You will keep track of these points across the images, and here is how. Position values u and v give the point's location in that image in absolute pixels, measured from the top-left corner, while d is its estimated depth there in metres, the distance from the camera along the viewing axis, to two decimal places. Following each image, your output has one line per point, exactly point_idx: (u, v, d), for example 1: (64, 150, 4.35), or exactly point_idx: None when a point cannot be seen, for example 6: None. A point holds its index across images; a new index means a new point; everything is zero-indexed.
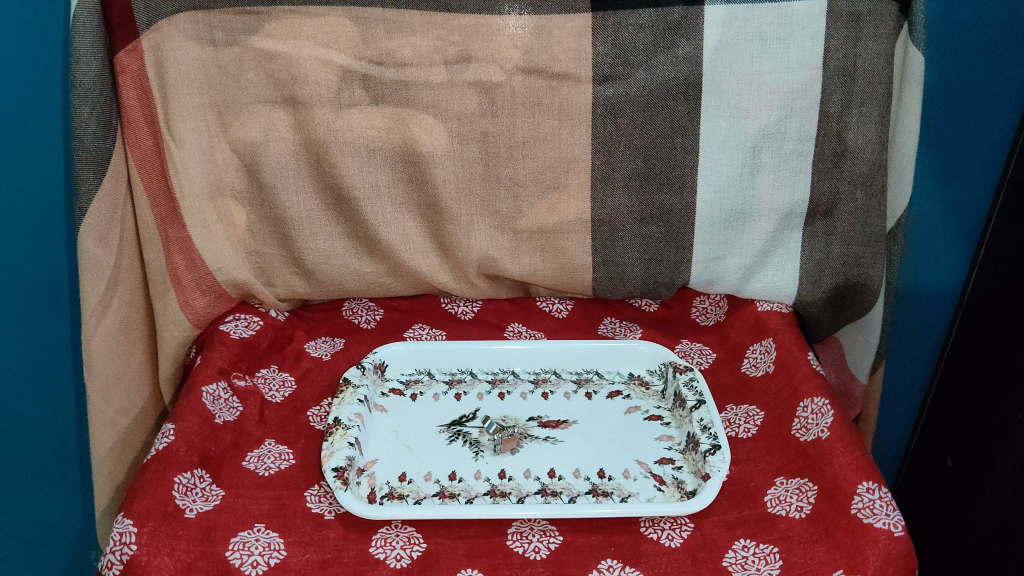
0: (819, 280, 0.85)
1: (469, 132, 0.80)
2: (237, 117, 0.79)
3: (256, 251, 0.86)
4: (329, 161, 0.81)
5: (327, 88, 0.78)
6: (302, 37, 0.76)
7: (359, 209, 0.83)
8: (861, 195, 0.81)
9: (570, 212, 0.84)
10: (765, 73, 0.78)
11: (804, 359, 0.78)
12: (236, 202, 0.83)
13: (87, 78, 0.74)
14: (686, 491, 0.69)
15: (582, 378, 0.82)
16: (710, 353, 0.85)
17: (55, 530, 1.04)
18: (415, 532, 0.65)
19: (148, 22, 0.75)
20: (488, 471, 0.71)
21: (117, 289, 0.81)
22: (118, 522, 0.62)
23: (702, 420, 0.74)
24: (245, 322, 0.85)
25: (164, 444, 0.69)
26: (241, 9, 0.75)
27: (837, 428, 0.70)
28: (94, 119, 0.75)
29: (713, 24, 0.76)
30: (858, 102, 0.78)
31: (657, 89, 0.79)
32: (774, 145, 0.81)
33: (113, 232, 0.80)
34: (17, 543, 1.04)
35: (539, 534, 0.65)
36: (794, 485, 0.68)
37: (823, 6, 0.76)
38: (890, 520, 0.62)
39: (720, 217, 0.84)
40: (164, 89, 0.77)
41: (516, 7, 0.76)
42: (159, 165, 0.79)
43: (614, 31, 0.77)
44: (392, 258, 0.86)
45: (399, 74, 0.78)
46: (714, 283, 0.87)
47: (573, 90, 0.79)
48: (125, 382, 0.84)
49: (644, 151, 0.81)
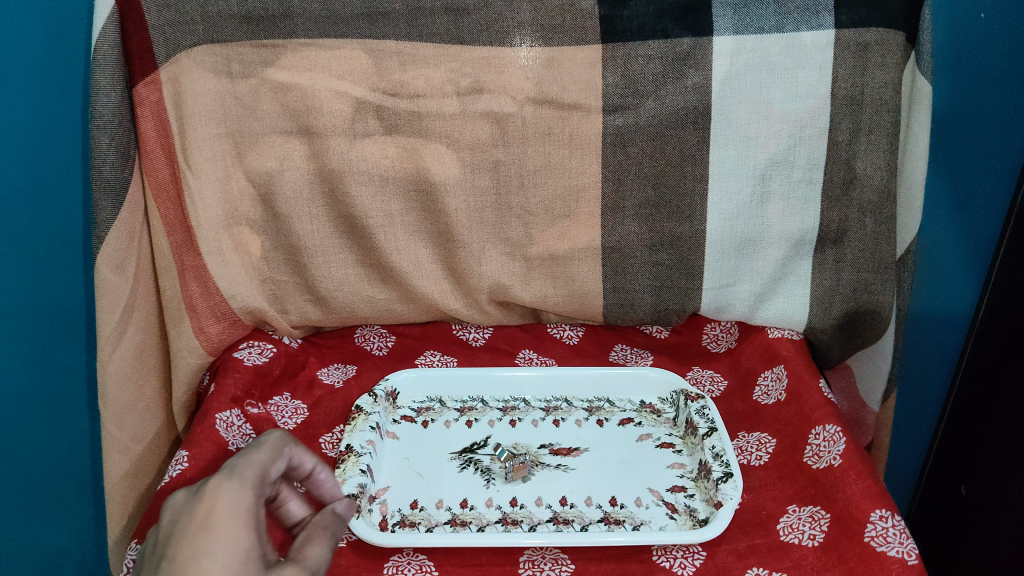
0: (829, 308, 0.85)
1: (481, 161, 0.82)
2: (254, 147, 0.81)
3: (270, 279, 0.87)
4: (343, 190, 0.82)
5: (342, 119, 0.79)
6: (317, 69, 0.78)
7: (372, 236, 0.84)
8: (871, 223, 0.82)
9: (581, 239, 0.85)
10: (773, 102, 0.79)
11: (815, 386, 0.78)
12: (250, 231, 0.84)
13: (106, 109, 0.75)
14: (698, 519, 0.69)
15: (593, 405, 0.82)
16: (722, 381, 0.85)
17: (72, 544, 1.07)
18: (427, 560, 0.65)
19: (167, 55, 0.76)
20: (499, 499, 0.71)
21: (132, 316, 0.82)
22: (131, 548, 0.63)
23: (714, 447, 0.73)
24: (258, 349, 0.86)
25: (178, 471, 0.69)
26: (259, 42, 0.77)
27: (850, 456, 0.69)
28: (114, 150, 0.77)
29: (722, 54, 0.78)
30: (865, 131, 0.79)
31: (666, 118, 0.80)
32: (783, 173, 0.81)
33: (129, 260, 0.81)
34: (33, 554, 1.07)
35: (551, 563, 0.65)
36: (807, 513, 0.68)
37: (830, 36, 0.77)
38: (904, 548, 0.62)
39: (730, 245, 0.84)
40: (181, 120, 0.78)
41: (528, 39, 0.78)
42: (176, 195, 0.80)
43: (624, 62, 0.78)
44: (405, 284, 0.87)
45: (412, 105, 0.79)
46: (724, 309, 0.88)
47: (583, 120, 0.80)
48: (139, 409, 0.85)
49: (653, 180, 0.82)
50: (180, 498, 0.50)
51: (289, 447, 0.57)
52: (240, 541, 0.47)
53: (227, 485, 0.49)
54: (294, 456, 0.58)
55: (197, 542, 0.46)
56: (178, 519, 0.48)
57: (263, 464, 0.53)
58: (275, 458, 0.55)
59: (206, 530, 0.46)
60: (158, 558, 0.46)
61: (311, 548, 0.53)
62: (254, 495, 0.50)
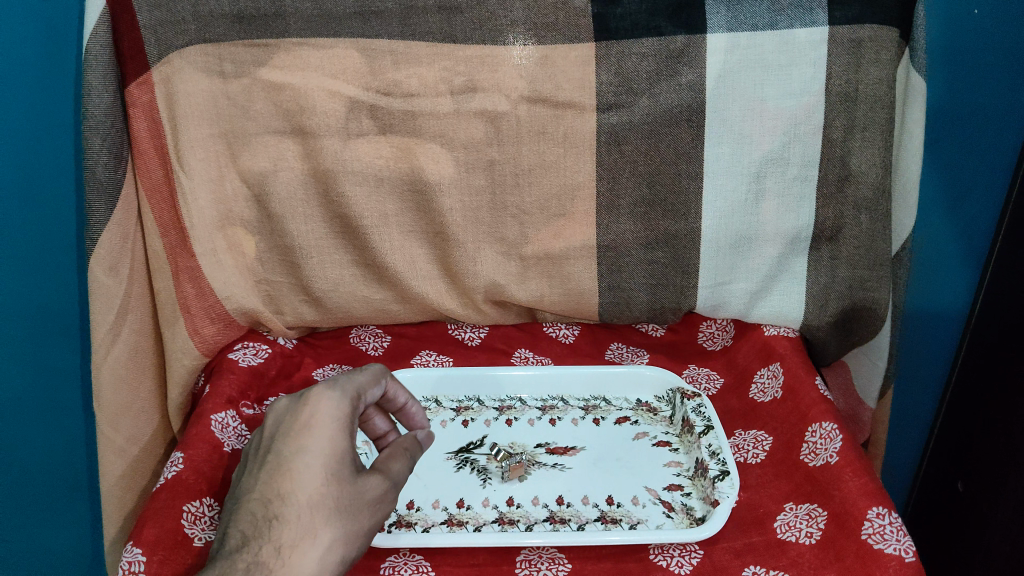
0: (825, 305, 0.85)
1: (475, 160, 0.81)
2: (247, 147, 0.80)
3: (265, 280, 0.86)
4: (337, 190, 0.82)
5: (335, 118, 0.79)
6: (309, 69, 0.78)
7: (366, 236, 0.84)
8: (866, 220, 0.81)
9: (576, 238, 0.85)
10: (768, 99, 0.79)
11: (811, 383, 0.78)
12: (244, 231, 0.84)
13: (98, 110, 0.75)
14: (695, 517, 0.69)
15: (589, 404, 0.82)
16: (718, 379, 0.85)
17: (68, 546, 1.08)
18: (423, 561, 0.64)
19: (159, 55, 0.76)
20: (496, 499, 0.71)
21: (127, 317, 0.82)
22: (127, 550, 0.63)
23: (711, 446, 0.73)
24: (253, 350, 0.86)
25: (173, 473, 0.69)
26: (251, 42, 0.77)
27: (846, 453, 0.69)
28: (106, 151, 0.77)
29: (716, 51, 0.77)
30: (860, 127, 0.79)
31: (661, 116, 0.79)
32: (778, 171, 0.81)
33: (123, 262, 0.80)
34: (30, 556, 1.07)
35: (547, 562, 0.64)
36: (803, 511, 0.68)
37: (824, 33, 0.77)
38: (901, 545, 0.62)
39: (725, 242, 0.84)
40: (174, 121, 0.78)
41: (521, 37, 0.78)
42: (169, 196, 0.80)
43: (618, 60, 0.78)
44: (400, 284, 0.87)
45: (405, 104, 0.79)
46: (720, 307, 0.87)
47: (577, 119, 0.80)
48: (135, 410, 0.85)
49: (648, 178, 0.82)
50: (284, 403, 0.60)
51: (388, 379, 0.65)
52: (337, 443, 0.57)
53: (330, 398, 0.58)
54: (392, 390, 0.66)
55: (301, 440, 0.56)
56: (283, 421, 0.58)
57: (361, 387, 0.61)
58: (374, 383, 0.63)
59: (306, 432, 0.57)
60: (265, 452, 0.58)
61: (394, 463, 0.61)
62: (349, 411, 0.59)
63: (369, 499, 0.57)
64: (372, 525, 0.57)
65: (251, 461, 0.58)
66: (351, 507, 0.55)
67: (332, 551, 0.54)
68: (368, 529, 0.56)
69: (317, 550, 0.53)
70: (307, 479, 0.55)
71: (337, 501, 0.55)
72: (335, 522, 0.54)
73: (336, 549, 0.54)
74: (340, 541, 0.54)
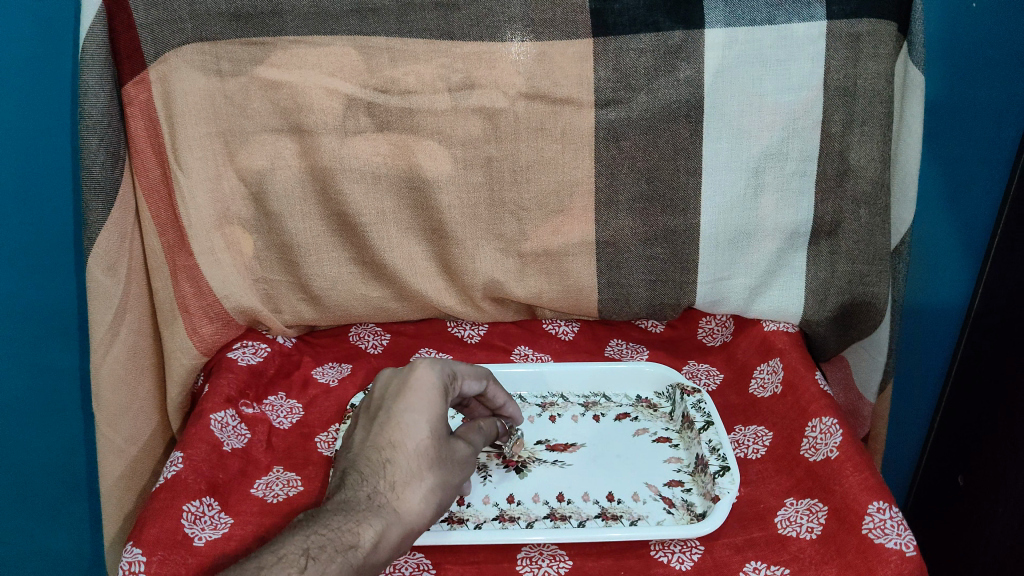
0: (825, 300, 0.85)
1: (473, 157, 0.81)
2: (244, 146, 0.80)
3: (264, 278, 0.86)
4: (336, 188, 0.81)
5: (333, 115, 0.79)
6: (307, 66, 0.77)
7: (365, 233, 0.84)
8: (865, 214, 0.81)
9: (575, 234, 0.84)
10: (766, 94, 0.78)
11: (811, 378, 0.78)
12: (242, 230, 0.84)
13: (96, 110, 0.75)
14: (695, 513, 0.69)
15: (590, 401, 0.82)
16: (717, 374, 0.86)
17: (70, 545, 1.08)
18: (424, 558, 0.64)
19: (155, 54, 0.76)
20: (496, 496, 0.71)
21: (125, 317, 0.82)
22: (127, 551, 0.63)
23: (711, 441, 0.73)
24: (252, 349, 0.85)
25: (172, 472, 0.69)
26: (248, 40, 0.76)
27: (846, 448, 0.69)
28: (103, 151, 0.77)
29: (714, 46, 0.77)
30: (859, 121, 0.79)
31: (659, 111, 0.79)
32: (777, 166, 0.81)
33: (121, 261, 0.80)
34: (32, 554, 1.08)
35: (548, 559, 0.64)
36: (804, 506, 0.68)
37: (822, 28, 0.77)
38: (902, 540, 0.62)
39: (725, 238, 0.84)
40: (171, 119, 0.78)
41: (519, 33, 0.77)
42: (167, 195, 0.80)
43: (616, 55, 0.78)
44: (399, 281, 0.87)
45: (403, 101, 0.79)
46: (720, 302, 0.87)
47: (575, 115, 0.80)
48: (134, 411, 0.84)
49: (646, 174, 0.82)
50: (389, 372, 0.66)
51: (490, 380, 0.70)
52: (437, 406, 0.62)
53: (431, 369, 0.64)
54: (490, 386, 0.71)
55: (407, 399, 0.62)
56: (390, 385, 0.64)
57: (465, 376, 0.67)
58: (474, 377, 0.68)
59: (411, 393, 0.62)
60: (375, 410, 0.63)
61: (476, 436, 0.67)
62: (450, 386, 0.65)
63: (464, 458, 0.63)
64: (462, 480, 0.62)
65: (361, 417, 0.64)
66: (449, 461, 0.61)
67: (434, 493, 0.60)
68: (459, 483, 0.62)
69: (422, 491, 0.59)
70: (414, 433, 0.60)
71: (438, 452, 0.61)
72: (437, 470, 0.60)
73: (436, 493, 0.60)
74: (442, 489, 0.60)
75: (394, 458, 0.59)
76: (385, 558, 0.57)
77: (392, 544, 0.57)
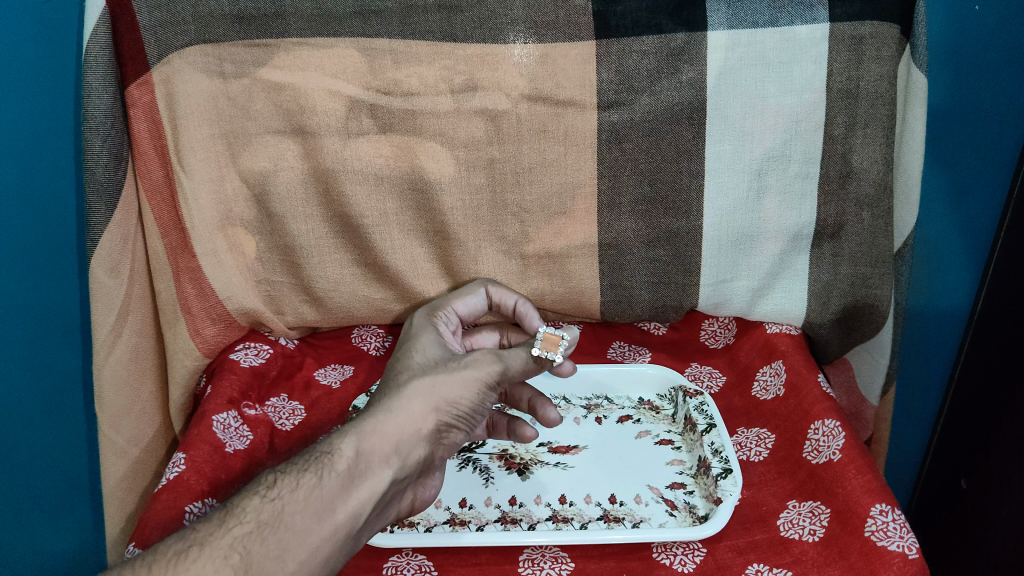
0: (828, 302, 0.85)
1: (476, 158, 0.81)
2: (247, 148, 0.80)
3: (267, 280, 0.86)
4: (338, 189, 0.82)
5: (336, 117, 0.79)
6: (310, 68, 0.78)
7: (368, 235, 0.84)
8: (868, 216, 0.81)
9: (577, 237, 0.84)
10: (769, 97, 0.78)
11: (814, 381, 0.78)
12: (245, 232, 0.84)
13: (99, 111, 0.75)
14: (698, 515, 0.69)
15: (592, 403, 0.82)
16: (720, 377, 0.86)
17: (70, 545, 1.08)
18: (426, 560, 0.64)
19: (159, 55, 0.76)
20: (499, 498, 0.71)
21: (127, 319, 0.82)
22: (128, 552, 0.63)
23: (713, 443, 0.73)
24: (254, 350, 0.86)
25: (174, 473, 0.69)
26: (251, 42, 0.76)
27: (849, 450, 0.69)
28: (106, 152, 0.77)
29: (717, 49, 0.77)
30: (861, 124, 0.79)
31: (662, 113, 0.79)
32: (780, 168, 0.81)
33: (124, 263, 0.80)
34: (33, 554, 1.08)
35: (550, 561, 0.64)
36: (806, 509, 0.68)
37: (825, 31, 0.77)
38: (905, 543, 0.61)
39: (727, 239, 0.84)
40: (174, 121, 0.78)
41: (521, 35, 0.77)
42: (170, 197, 0.80)
43: (618, 58, 0.78)
44: (401, 284, 0.87)
45: (406, 103, 0.79)
46: (723, 305, 0.87)
47: (578, 117, 0.80)
48: (136, 412, 0.84)
49: (649, 176, 0.82)
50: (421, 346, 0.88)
51: (487, 287, 0.82)
52: (427, 341, 0.71)
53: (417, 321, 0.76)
54: (493, 294, 0.82)
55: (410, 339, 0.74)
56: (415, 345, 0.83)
57: (453, 299, 0.80)
58: (471, 297, 0.81)
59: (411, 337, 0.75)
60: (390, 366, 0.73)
61: (514, 351, 0.70)
62: (435, 313, 0.78)
63: (466, 365, 0.67)
64: (465, 386, 0.66)
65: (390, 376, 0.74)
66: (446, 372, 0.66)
67: (424, 398, 0.64)
68: (461, 390, 0.65)
69: (412, 400, 0.64)
70: (407, 358, 0.69)
71: (429, 366, 0.67)
72: (425, 379, 0.65)
73: (429, 398, 0.64)
74: (429, 395, 0.64)
75: (388, 380, 0.67)
76: (383, 467, 0.61)
77: (384, 451, 0.61)
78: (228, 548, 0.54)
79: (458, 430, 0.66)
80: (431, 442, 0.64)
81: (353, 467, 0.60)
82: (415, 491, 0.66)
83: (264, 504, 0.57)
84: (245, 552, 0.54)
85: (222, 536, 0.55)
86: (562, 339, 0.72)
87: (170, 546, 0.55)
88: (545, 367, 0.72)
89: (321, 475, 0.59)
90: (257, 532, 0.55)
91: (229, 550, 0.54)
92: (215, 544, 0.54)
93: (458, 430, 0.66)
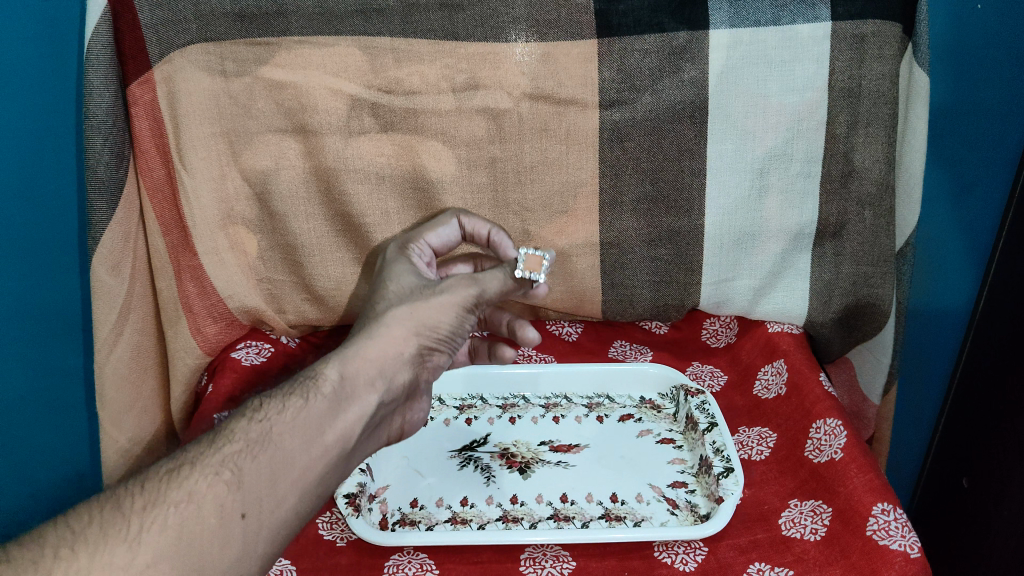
0: (829, 300, 0.85)
1: (478, 157, 0.81)
2: (248, 146, 0.80)
3: (268, 278, 0.86)
4: (340, 187, 0.81)
5: (337, 116, 0.79)
6: (312, 66, 0.77)
7: (369, 234, 0.84)
8: (870, 215, 0.81)
9: (579, 235, 0.84)
10: (771, 95, 0.78)
11: (815, 380, 0.78)
12: (247, 230, 0.84)
13: (100, 110, 0.75)
14: (700, 514, 0.69)
15: (593, 402, 0.82)
16: (721, 376, 0.86)
17: None
18: (427, 558, 0.65)
19: (161, 54, 0.76)
20: (500, 496, 0.71)
21: (128, 317, 0.82)
22: None
23: (714, 443, 0.73)
24: (255, 348, 0.87)
25: None
26: (253, 40, 0.76)
27: (850, 449, 0.69)
28: (108, 150, 0.77)
29: (719, 48, 0.77)
30: (863, 123, 0.79)
31: (663, 112, 0.79)
32: (782, 166, 0.81)
33: (125, 261, 0.80)
34: None
35: (551, 560, 0.64)
36: (808, 507, 0.68)
37: (826, 29, 0.76)
38: (906, 541, 0.61)
39: (728, 239, 0.84)
40: (176, 120, 0.78)
41: (523, 34, 0.77)
42: (171, 196, 0.80)
43: (620, 57, 0.78)
44: None
45: (408, 102, 0.79)
46: (724, 303, 0.87)
47: (580, 115, 0.80)
48: (137, 409, 0.85)
49: (651, 174, 0.82)
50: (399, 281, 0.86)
51: (460, 216, 0.76)
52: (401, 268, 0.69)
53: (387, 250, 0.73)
54: (466, 224, 0.76)
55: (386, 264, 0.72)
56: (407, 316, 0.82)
57: (425, 231, 0.75)
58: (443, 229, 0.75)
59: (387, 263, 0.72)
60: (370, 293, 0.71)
61: (491, 273, 0.67)
62: (406, 246, 0.72)
63: (442, 291, 0.65)
64: (443, 311, 0.64)
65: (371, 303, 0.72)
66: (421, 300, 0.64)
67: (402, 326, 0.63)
68: (439, 316, 0.64)
69: (389, 327, 0.62)
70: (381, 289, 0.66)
71: (405, 295, 0.65)
72: (401, 308, 0.63)
73: (407, 325, 0.63)
74: (407, 322, 0.63)
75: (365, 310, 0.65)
76: (369, 391, 0.60)
77: (370, 375, 0.60)
78: (219, 466, 0.53)
79: (441, 351, 0.66)
80: (414, 365, 0.64)
81: (340, 392, 0.59)
82: (403, 416, 0.66)
83: (252, 425, 0.56)
84: (236, 471, 0.53)
85: (212, 455, 0.54)
86: (546, 260, 0.68)
87: (159, 466, 0.54)
88: (525, 288, 0.69)
89: (307, 399, 0.57)
90: (247, 451, 0.54)
91: (219, 468, 0.53)
92: (205, 462, 0.53)
93: (441, 352, 0.66)
